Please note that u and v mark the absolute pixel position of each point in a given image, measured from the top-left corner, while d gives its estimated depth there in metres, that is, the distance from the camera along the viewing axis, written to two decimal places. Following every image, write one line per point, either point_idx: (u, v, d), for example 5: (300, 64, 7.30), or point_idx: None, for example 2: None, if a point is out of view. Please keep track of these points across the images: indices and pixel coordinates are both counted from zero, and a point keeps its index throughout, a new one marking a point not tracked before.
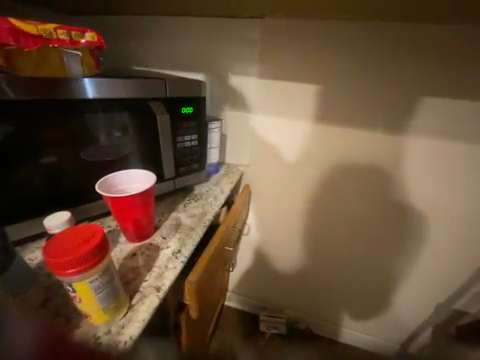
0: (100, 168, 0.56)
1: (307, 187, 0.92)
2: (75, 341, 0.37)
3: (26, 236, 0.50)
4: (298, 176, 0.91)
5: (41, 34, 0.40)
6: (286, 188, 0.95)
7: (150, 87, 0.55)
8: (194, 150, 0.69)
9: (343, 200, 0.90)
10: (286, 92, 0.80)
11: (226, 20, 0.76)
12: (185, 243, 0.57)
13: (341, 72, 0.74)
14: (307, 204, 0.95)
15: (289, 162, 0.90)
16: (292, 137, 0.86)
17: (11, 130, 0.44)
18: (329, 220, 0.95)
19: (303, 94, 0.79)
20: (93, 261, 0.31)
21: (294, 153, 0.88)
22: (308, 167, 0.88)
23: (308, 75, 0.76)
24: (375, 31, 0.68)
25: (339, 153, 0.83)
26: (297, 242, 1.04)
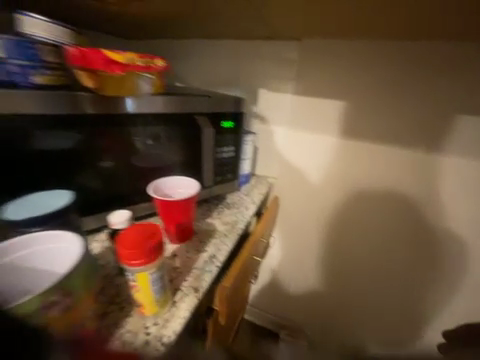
0: (149, 173, 0.63)
1: (337, 202, 0.90)
2: (126, 330, 0.40)
3: (92, 228, 0.56)
4: (327, 191, 0.90)
5: (124, 62, 0.47)
6: (313, 202, 0.94)
7: (198, 104, 0.61)
8: (229, 161, 0.74)
9: (375, 218, 0.86)
10: (319, 108, 0.82)
11: (264, 42, 0.83)
12: (220, 249, 0.59)
13: (377, 89, 0.75)
14: (334, 219, 0.92)
15: (319, 176, 0.90)
16: (321, 152, 0.87)
17: (80, 139, 0.50)
18: (360, 239, 0.91)
19: (336, 110, 0.80)
20: (156, 254, 0.36)
21: (323, 167, 0.88)
22: (338, 182, 0.88)
23: (342, 92, 0.78)
24: (413, 49, 0.69)
25: (372, 169, 0.82)
26: (324, 259, 0.99)
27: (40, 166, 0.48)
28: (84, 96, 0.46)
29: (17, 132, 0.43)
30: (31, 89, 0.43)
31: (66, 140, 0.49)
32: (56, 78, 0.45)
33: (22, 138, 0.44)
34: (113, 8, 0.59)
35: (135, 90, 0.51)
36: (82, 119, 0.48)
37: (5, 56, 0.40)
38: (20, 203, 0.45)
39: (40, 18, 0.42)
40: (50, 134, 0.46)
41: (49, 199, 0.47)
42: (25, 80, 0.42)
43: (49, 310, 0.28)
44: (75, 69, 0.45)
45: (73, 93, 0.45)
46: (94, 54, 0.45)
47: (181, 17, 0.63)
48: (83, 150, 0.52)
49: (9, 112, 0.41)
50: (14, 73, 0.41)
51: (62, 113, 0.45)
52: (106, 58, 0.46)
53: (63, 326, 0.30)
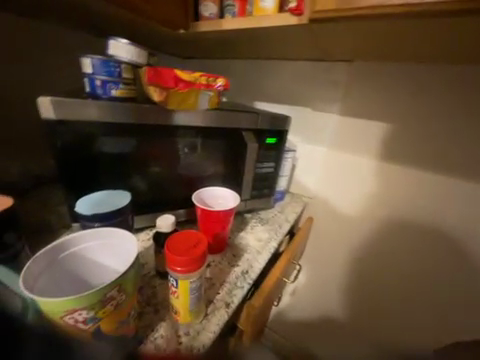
0: (192, 181, 0.67)
1: (378, 232, 0.82)
2: (160, 333, 0.40)
3: (142, 227, 0.61)
4: (364, 217, 0.84)
5: (190, 80, 0.52)
6: (349, 228, 0.88)
7: (245, 119, 0.62)
8: (268, 176, 0.73)
9: (409, 254, 0.78)
10: (366, 130, 0.78)
11: (311, 63, 0.83)
12: (253, 266, 0.58)
13: (424, 113, 0.69)
14: (369, 249, 0.85)
15: (358, 201, 0.84)
16: (365, 176, 0.81)
17: (135, 145, 0.55)
18: (404, 278, 0.80)
19: (383, 134, 0.76)
20: (199, 265, 0.37)
21: (363, 192, 0.83)
22: (380, 210, 0.80)
23: (392, 117, 0.73)
24: (445, 70, 0.64)
25: (410, 203, 0.75)
26: (359, 292, 0.90)
27: (99, 166, 0.53)
28: (150, 108, 0.51)
29: (87, 136, 0.48)
30: (110, 100, 0.49)
31: (122, 146, 0.54)
32: (127, 91, 0.51)
33: (90, 141, 0.49)
34: (180, 33, 0.66)
35: (194, 105, 0.55)
36: (141, 128, 0.52)
37: (93, 72, 0.47)
38: (84, 198, 0.51)
39: (127, 43, 0.49)
40: (109, 139, 0.51)
41: (110, 198, 0.53)
42: (104, 93, 0.49)
43: (105, 304, 0.29)
44: (147, 86, 0.49)
45: (140, 105, 0.50)
46: (167, 73, 0.49)
47: (236, 39, 0.67)
48: (138, 156, 0.57)
49: (87, 118, 0.45)
50: (97, 87, 0.48)
51: (128, 122, 0.50)
52: (177, 75, 0.50)
53: (109, 323, 0.30)
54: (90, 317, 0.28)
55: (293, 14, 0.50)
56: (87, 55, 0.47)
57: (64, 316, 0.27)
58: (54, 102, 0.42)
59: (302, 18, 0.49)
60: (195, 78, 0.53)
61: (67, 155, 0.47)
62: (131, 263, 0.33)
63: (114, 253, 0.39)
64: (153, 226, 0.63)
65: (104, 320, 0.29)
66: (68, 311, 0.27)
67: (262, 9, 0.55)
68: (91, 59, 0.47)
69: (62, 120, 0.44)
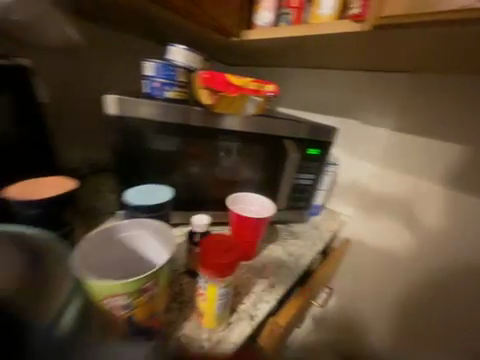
0: (228, 185, 0.67)
1: (425, 268, 0.72)
2: (184, 333, 0.40)
3: (177, 223, 0.63)
4: (410, 247, 0.74)
5: (239, 85, 0.53)
6: (391, 258, 0.78)
7: (289, 128, 0.61)
8: (306, 189, 0.70)
9: (469, 302, 0.64)
10: (421, 150, 0.71)
11: (364, 74, 0.78)
12: (281, 280, 0.55)
13: (462, 130, 0.64)
14: (413, 286, 0.74)
15: (404, 228, 0.75)
16: (416, 199, 0.73)
17: (180, 145, 0.58)
18: (459, 330, 0.66)
19: (446, 158, 0.67)
20: (227, 272, 0.36)
21: (408, 217, 0.74)
22: (431, 241, 0.71)
23: (456, 136, 0.65)
24: (460, 84, 0.64)
25: (469, 237, 0.65)
26: (395, 338, 0.77)
27: (147, 161, 0.56)
28: (198, 111, 0.53)
29: (139, 133, 0.52)
30: (164, 101, 0.53)
31: (169, 145, 0.57)
32: (180, 93, 0.54)
33: (142, 138, 0.53)
34: (233, 41, 0.68)
35: (240, 109, 0.56)
36: (188, 130, 0.55)
37: (153, 75, 0.51)
38: (137, 188, 0.56)
39: (184, 49, 0.52)
40: (158, 137, 0.54)
41: (155, 192, 0.56)
42: (160, 94, 0.53)
43: (142, 294, 0.30)
44: (199, 89, 0.52)
45: (189, 107, 0.53)
46: (218, 75, 0.51)
47: (287, 47, 0.67)
48: (180, 155, 0.59)
49: (137, 116, 0.50)
50: (155, 89, 0.52)
51: (176, 122, 0.53)
52: (226, 80, 0.52)
53: (143, 313, 0.31)
54: (128, 304, 0.29)
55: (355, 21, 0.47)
56: (149, 59, 0.51)
57: (106, 298, 0.28)
58: (119, 100, 0.48)
59: (364, 25, 0.46)
60: (244, 83, 0.53)
61: (123, 148, 0.52)
62: (170, 257, 0.34)
63: (152, 245, 0.41)
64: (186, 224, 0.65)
65: (138, 309, 0.30)
66: (110, 294, 0.28)
67: (320, 16, 0.54)
68: (153, 63, 0.51)
69: (121, 116, 0.49)
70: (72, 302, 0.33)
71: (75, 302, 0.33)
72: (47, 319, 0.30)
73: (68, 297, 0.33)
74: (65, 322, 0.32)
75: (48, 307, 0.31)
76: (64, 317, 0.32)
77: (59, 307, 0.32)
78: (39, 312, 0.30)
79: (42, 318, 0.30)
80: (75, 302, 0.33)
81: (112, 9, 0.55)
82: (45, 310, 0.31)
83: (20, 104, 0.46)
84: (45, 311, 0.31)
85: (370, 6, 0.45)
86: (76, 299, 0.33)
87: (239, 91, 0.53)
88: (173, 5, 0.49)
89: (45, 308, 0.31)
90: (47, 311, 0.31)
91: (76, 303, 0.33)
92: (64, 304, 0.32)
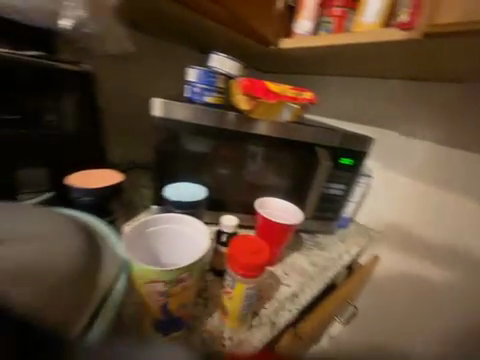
0: (255, 189, 0.68)
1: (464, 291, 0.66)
2: (207, 329, 0.41)
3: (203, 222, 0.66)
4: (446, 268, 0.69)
5: (277, 92, 0.54)
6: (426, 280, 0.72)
7: (322, 135, 0.60)
8: (335, 199, 0.68)
9: None
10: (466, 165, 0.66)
11: (405, 83, 0.74)
12: (304, 290, 0.54)
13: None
14: (452, 314, 0.68)
15: (443, 248, 0.69)
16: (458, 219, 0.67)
17: (213, 146, 0.60)
18: None
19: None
20: (254, 273, 0.36)
21: (447, 238, 0.69)
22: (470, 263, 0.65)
23: None
24: None
25: None
26: None
27: (182, 161, 0.60)
28: (233, 116, 0.55)
29: (177, 134, 0.55)
30: (202, 105, 0.56)
31: (203, 146, 0.59)
32: (218, 98, 0.57)
33: (179, 139, 0.56)
34: (270, 49, 0.70)
35: (275, 116, 0.58)
36: (222, 133, 0.57)
37: (195, 81, 0.55)
38: (171, 185, 0.59)
39: (230, 59, 0.56)
40: (194, 139, 0.57)
41: (188, 189, 0.59)
42: (199, 98, 0.56)
43: (177, 284, 0.32)
44: (239, 95, 0.54)
45: (224, 111, 0.55)
46: (258, 83, 0.53)
47: (325, 55, 0.66)
48: (212, 156, 0.62)
49: (177, 118, 0.54)
50: (196, 93, 0.56)
51: (211, 125, 0.55)
52: (266, 88, 0.53)
53: (175, 302, 0.33)
54: (164, 291, 0.32)
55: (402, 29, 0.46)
56: (192, 66, 0.55)
57: (146, 282, 0.31)
58: (163, 103, 0.52)
59: (413, 33, 0.44)
60: (282, 90, 0.55)
61: (161, 147, 0.56)
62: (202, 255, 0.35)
63: (184, 242, 0.42)
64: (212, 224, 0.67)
65: (172, 298, 0.32)
66: (150, 280, 0.31)
67: (362, 24, 0.53)
68: (195, 69, 0.55)
69: (163, 118, 0.53)
70: (109, 303, 0.30)
71: (112, 303, 0.30)
72: (79, 325, 0.25)
73: (107, 295, 0.30)
74: (98, 329, 0.27)
75: (85, 306, 0.27)
76: (93, 326, 0.27)
77: (95, 308, 0.28)
78: (78, 311, 0.26)
79: (75, 324, 0.25)
80: (110, 302, 0.30)
81: (162, 20, 0.60)
82: (83, 309, 0.26)
83: (84, 106, 0.47)
84: (81, 312, 0.26)
85: (421, 14, 0.43)
86: (112, 299, 0.31)
87: (277, 98, 0.54)
88: (219, 16, 0.53)
89: (83, 308, 0.26)
90: (84, 311, 0.26)
91: (110, 305, 0.30)
92: (99, 306, 0.29)
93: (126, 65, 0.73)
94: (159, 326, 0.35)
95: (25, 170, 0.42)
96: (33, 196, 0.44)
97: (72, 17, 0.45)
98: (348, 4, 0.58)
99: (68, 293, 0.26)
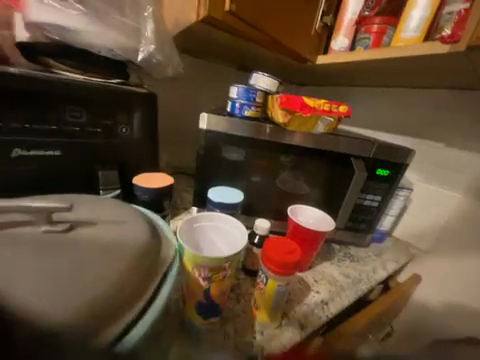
0: (287, 196, 0.71)
1: None
2: (240, 321, 0.44)
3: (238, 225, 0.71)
4: None
5: (313, 106, 0.58)
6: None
7: (357, 146, 0.61)
8: (370, 210, 0.67)
9: None
10: None
11: (453, 92, 0.70)
12: (335, 299, 0.54)
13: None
14: None
15: None
16: None
17: (248, 155, 0.65)
18: None
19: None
20: (286, 271, 0.40)
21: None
22: None
23: None
24: None
25: None
26: None
27: (221, 168, 0.66)
28: (270, 128, 0.60)
29: (218, 144, 0.62)
30: (242, 118, 0.62)
31: (240, 154, 0.65)
32: (255, 112, 0.62)
33: (219, 148, 0.63)
34: (306, 65, 0.74)
35: (310, 128, 0.60)
36: (258, 143, 0.62)
37: (236, 97, 0.62)
38: (213, 188, 0.63)
39: (266, 76, 0.62)
40: (232, 148, 0.63)
41: (224, 191, 0.63)
42: (239, 112, 0.62)
43: (219, 271, 0.37)
44: (276, 109, 0.59)
45: (261, 124, 0.60)
46: (296, 99, 0.57)
47: (362, 68, 0.67)
48: (248, 164, 0.67)
49: (219, 130, 0.60)
50: (236, 108, 0.62)
51: (248, 136, 0.61)
52: (304, 102, 0.57)
53: (216, 288, 0.38)
54: (208, 276, 0.37)
55: (444, 42, 0.45)
56: (234, 85, 0.62)
57: (194, 267, 0.37)
58: (209, 116, 0.60)
59: (458, 45, 0.43)
60: (318, 105, 0.58)
61: (204, 155, 0.64)
62: (240, 249, 0.40)
63: (224, 238, 0.47)
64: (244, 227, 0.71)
65: (214, 283, 0.37)
66: (198, 264, 0.36)
67: (403, 38, 0.54)
68: (237, 87, 0.61)
69: (206, 129, 0.61)
70: (158, 297, 0.31)
71: (161, 298, 0.31)
72: (123, 322, 0.27)
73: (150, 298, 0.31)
74: (143, 326, 0.28)
75: (131, 305, 0.28)
76: (141, 322, 0.28)
77: (142, 305, 0.29)
78: (122, 309, 0.28)
79: (119, 320, 0.27)
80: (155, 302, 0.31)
81: (210, 45, 0.68)
82: (127, 307, 0.28)
83: (148, 116, 0.56)
84: (125, 310, 0.28)
85: (465, 28, 0.43)
86: (162, 294, 0.32)
87: (313, 112, 0.58)
88: (260, 40, 0.59)
89: (127, 307, 0.28)
90: (128, 310, 0.28)
91: (160, 299, 0.31)
92: (148, 301, 0.30)
93: (177, 84, 0.84)
94: (201, 309, 0.39)
95: (104, 171, 0.52)
96: (111, 192, 0.52)
97: (143, 49, 0.57)
98: (387, 19, 0.60)
99: (116, 290, 0.28)
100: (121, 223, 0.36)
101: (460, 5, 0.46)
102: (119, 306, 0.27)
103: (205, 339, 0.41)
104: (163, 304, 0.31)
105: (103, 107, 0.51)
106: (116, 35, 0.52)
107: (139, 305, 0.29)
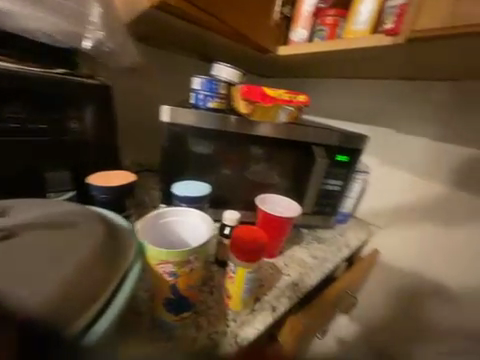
0: (257, 187, 0.72)
1: (458, 279, 0.70)
2: (213, 311, 0.45)
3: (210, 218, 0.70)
4: (442, 261, 0.72)
5: (274, 96, 0.59)
6: (424, 268, 0.76)
7: (317, 134, 0.64)
8: (333, 194, 0.71)
9: None
10: (450, 158, 0.69)
11: (400, 82, 0.77)
12: (304, 280, 0.57)
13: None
14: (451, 303, 0.71)
15: (436, 241, 0.73)
16: (451, 216, 0.70)
17: (215, 148, 0.64)
18: None
19: (465, 157, 0.67)
20: (254, 257, 0.41)
21: (445, 232, 0.71)
22: (466, 260, 0.68)
23: None
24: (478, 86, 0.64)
25: None
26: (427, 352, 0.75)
27: (188, 162, 0.65)
28: (234, 119, 0.60)
29: (183, 137, 0.60)
30: (205, 110, 0.60)
31: (207, 147, 0.64)
32: (219, 104, 0.62)
33: (184, 141, 0.61)
34: (268, 55, 0.74)
35: (273, 117, 0.62)
36: (223, 135, 0.61)
37: (198, 88, 0.60)
38: (180, 183, 0.62)
39: (228, 67, 0.61)
40: (198, 141, 0.62)
41: (192, 185, 0.62)
42: (203, 104, 0.61)
43: (185, 265, 0.36)
44: (238, 100, 0.59)
45: (225, 115, 0.60)
46: (256, 89, 0.58)
47: (320, 59, 0.70)
48: (216, 157, 0.66)
49: (182, 123, 0.58)
50: (200, 100, 0.61)
51: (214, 129, 0.60)
52: (264, 93, 0.58)
53: (183, 282, 0.38)
54: (173, 271, 0.36)
55: (388, 34, 0.50)
56: (196, 75, 0.60)
57: (158, 263, 0.36)
58: (170, 109, 0.58)
59: (398, 38, 0.47)
60: (278, 94, 0.60)
61: (169, 149, 0.61)
62: (207, 240, 0.40)
63: (192, 232, 0.46)
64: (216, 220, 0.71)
65: (181, 277, 0.37)
66: (162, 260, 0.36)
67: (354, 31, 0.57)
68: (199, 78, 0.59)
69: (169, 123, 0.58)
70: (122, 290, 0.31)
71: (123, 294, 0.30)
72: (82, 321, 0.26)
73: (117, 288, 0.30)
74: (106, 320, 0.28)
75: (90, 304, 0.27)
76: (103, 316, 0.28)
77: (108, 296, 0.29)
78: (81, 309, 0.26)
79: (77, 320, 0.25)
80: (122, 292, 0.30)
81: (169, 33, 0.65)
82: (86, 306, 0.26)
83: (101, 110, 0.52)
84: (83, 310, 0.26)
85: (404, 22, 0.47)
86: (124, 289, 0.31)
87: (273, 102, 0.59)
88: (219, 29, 0.58)
89: (86, 306, 0.26)
90: (88, 309, 0.26)
91: (123, 295, 0.30)
92: (109, 298, 0.29)
93: (136, 75, 0.79)
94: (170, 305, 0.39)
95: (53, 172, 0.48)
96: (60, 195, 0.49)
97: (90, 36, 0.51)
98: (339, 12, 0.63)
99: (67, 293, 0.26)
100: (72, 225, 0.34)
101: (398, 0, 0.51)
102: (80, 302, 0.26)
103: (179, 334, 0.40)
104: (127, 297, 0.31)
105: (46, 100, 0.46)
106: (56, 20, 0.47)
107: (104, 296, 0.28)
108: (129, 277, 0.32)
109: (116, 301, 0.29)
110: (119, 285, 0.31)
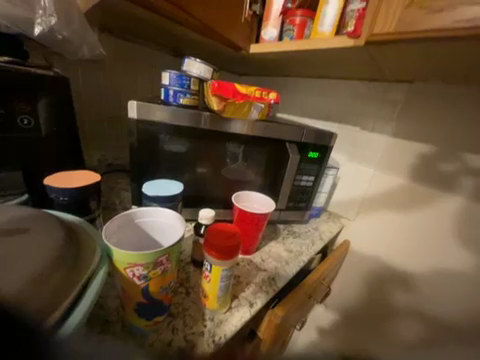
0: (234, 184, 0.72)
1: (417, 265, 0.76)
2: (189, 312, 0.44)
3: (186, 218, 0.69)
4: (404, 248, 0.78)
5: (246, 93, 0.58)
6: (387, 255, 0.82)
7: (289, 131, 0.65)
8: (306, 189, 0.74)
9: (461, 297, 0.68)
10: (408, 153, 0.75)
11: (364, 82, 0.82)
12: (280, 274, 0.58)
13: (447, 135, 0.68)
14: (412, 286, 0.77)
15: (398, 230, 0.79)
16: (411, 207, 0.76)
17: (189, 146, 0.63)
18: (446, 327, 0.72)
19: (419, 153, 0.73)
20: (229, 255, 0.40)
21: (405, 222, 0.78)
22: (424, 247, 0.74)
23: (450, 147, 0.67)
24: (430, 87, 0.69)
25: (459, 238, 0.68)
26: (393, 330, 0.82)
27: (160, 161, 0.62)
28: (207, 116, 0.59)
29: (154, 135, 0.57)
30: (177, 106, 0.58)
31: (181, 145, 0.62)
32: (191, 100, 0.60)
33: (155, 139, 0.58)
34: (240, 53, 0.74)
35: (245, 114, 0.61)
36: (197, 132, 0.60)
37: (168, 84, 0.58)
38: (151, 182, 0.59)
39: (199, 62, 0.59)
40: (170, 138, 0.60)
41: (166, 185, 0.60)
42: (174, 100, 0.59)
43: (156, 267, 0.35)
44: (210, 96, 0.57)
45: (198, 112, 0.58)
46: (228, 86, 0.56)
47: (290, 58, 0.72)
48: (190, 155, 0.65)
49: (152, 119, 0.55)
50: (170, 96, 0.58)
51: (187, 126, 0.58)
52: (235, 90, 0.57)
53: (156, 284, 0.36)
54: (144, 274, 0.34)
55: (350, 37, 0.52)
56: (166, 70, 0.58)
57: (127, 267, 0.34)
58: (138, 104, 0.54)
59: (359, 40, 0.51)
60: (250, 92, 0.59)
61: (138, 148, 0.58)
62: (180, 238, 0.38)
63: (165, 232, 0.45)
64: (193, 220, 0.70)
65: (153, 280, 0.35)
66: (131, 264, 0.34)
67: (320, 33, 0.60)
68: (169, 73, 0.57)
69: (137, 120, 0.55)
70: (93, 286, 0.29)
71: (89, 298, 0.28)
72: (55, 316, 0.24)
73: (86, 284, 0.29)
74: (75, 319, 0.26)
75: (62, 299, 0.25)
76: (72, 315, 0.26)
77: (78, 292, 0.27)
78: (53, 304, 0.24)
79: (50, 316, 0.24)
80: (92, 289, 0.29)
81: (133, 24, 0.61)
82: (60, 300, 0.25)
83: (57, 104, 0.47)
84: (56, 307, 0.25)
85: (363, 25, 0.50)
86: (95, 284, 0.30)
87: (246, 99, 0.59)
88: (188, 23, 0.56)
89: (57, 303, 0.25)
90: (58, 306, 0.25)
91: (87, 300, 0.28)
92: (74, 301, 0.27)
93: (98, 68, 0.73)
94: (142, 310, 0.37)
95: (4, 173, 0.43)
96: (15, 198, 0.46)
97: (41, 22, 0.47)
98: (307, 13, 0.65)
99: (35, 285, 0.24)
100: (22, 232, 0.30)
101: (358, 4, 0.54)
102: (50, 296, 0.25)
103: (153, 339, 0.38)
104: (98, 292, 0.29)
105: None
106: None
107: (74, 291, 0.27)
108: (98, 274, 0.31)
109: (88, 296, 0.28)
110: (88, 281, 0.29)
